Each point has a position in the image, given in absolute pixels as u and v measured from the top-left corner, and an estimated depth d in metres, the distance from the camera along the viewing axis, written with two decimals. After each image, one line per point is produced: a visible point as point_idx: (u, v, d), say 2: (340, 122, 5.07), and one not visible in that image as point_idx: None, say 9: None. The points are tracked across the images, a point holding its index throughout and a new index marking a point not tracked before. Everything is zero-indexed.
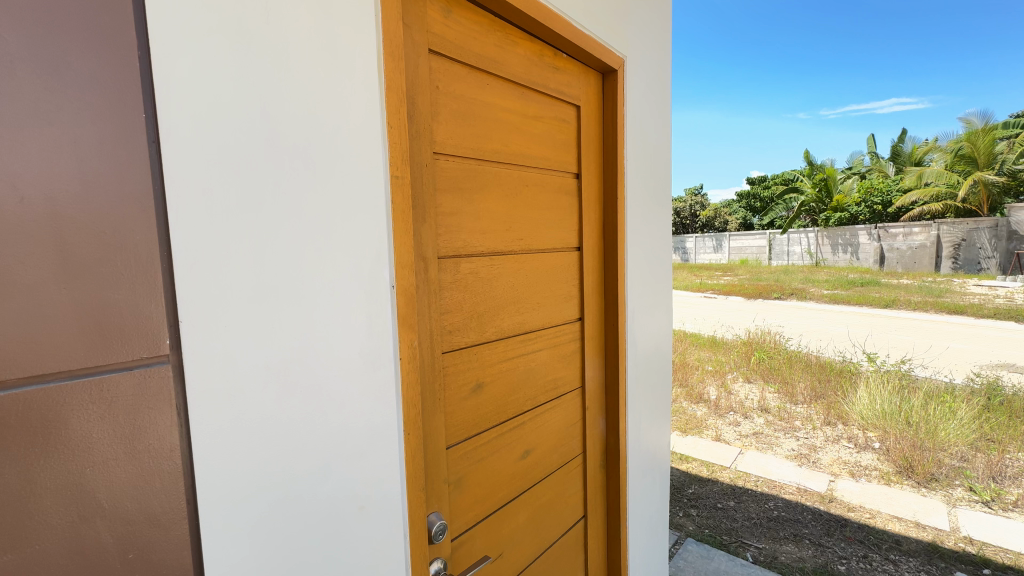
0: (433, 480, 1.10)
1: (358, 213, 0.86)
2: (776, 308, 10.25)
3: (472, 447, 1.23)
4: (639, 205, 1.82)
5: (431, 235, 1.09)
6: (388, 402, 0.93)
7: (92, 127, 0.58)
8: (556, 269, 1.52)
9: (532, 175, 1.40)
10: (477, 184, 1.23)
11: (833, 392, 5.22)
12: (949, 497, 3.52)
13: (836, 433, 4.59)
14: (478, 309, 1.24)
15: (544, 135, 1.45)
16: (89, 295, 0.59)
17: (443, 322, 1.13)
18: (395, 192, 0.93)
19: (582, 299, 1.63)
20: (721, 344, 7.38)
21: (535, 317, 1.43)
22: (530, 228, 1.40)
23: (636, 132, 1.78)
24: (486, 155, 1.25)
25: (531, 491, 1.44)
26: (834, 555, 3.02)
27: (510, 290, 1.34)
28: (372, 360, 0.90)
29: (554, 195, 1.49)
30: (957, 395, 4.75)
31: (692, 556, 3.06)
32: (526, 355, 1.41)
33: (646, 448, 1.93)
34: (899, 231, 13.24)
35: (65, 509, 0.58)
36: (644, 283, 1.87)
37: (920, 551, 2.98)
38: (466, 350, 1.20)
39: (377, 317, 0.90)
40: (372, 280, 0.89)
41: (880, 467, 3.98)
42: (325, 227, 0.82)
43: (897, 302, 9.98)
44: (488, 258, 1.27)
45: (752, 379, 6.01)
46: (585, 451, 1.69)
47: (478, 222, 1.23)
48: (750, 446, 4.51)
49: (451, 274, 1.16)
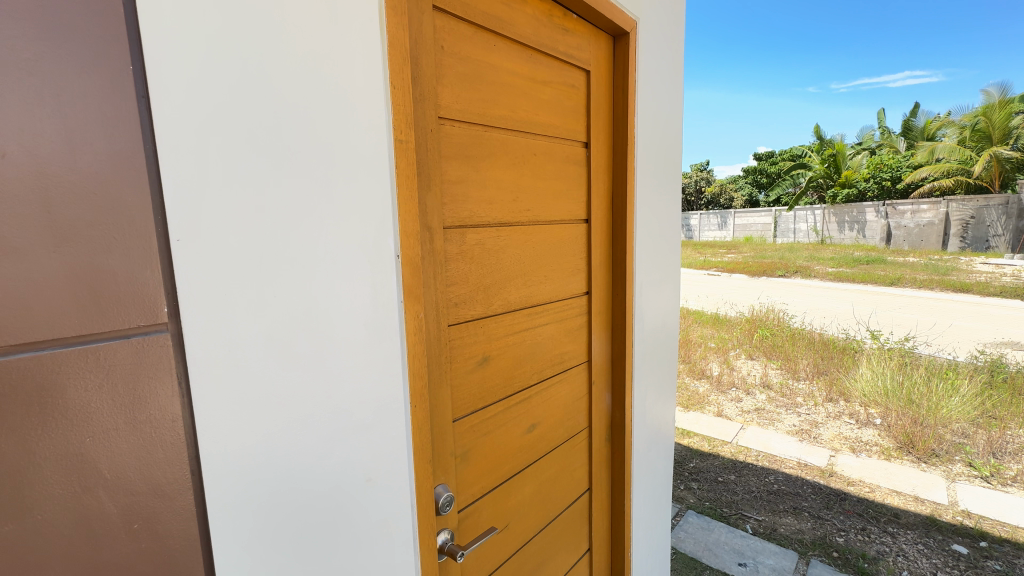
0: (439, 453, 1.09)
1: (364, 179, 0.83)
2: (780, 286, 10.22)
3: (478, 420, 1.22)
4: (650, 177, 1.77)
5: (437, 204, 1.06)
6: (395, 374, 0.91)
7: (76, 80, 0.55)
8: (564, 241, 1.48)
9: (540, 143, 1.35)
10: (483, 152, 1.18)
11: (836, 369, 5.24)
12: (949, 471, 3.56)
13: (837, 409, 4.63)
14: (484, 282, 1.21)
15: (553, 101, 1.39)
16: (80, 260, 0.56)
17: (448, 294, 1.11)
18: (399, 158, 0.89)
19: (590, 273, 1.60)
20: (724, 320, 7.39)
21: (543, 290, 1.41)
22: (537, 198, 1.35)
23: (648, 101, 1.72)
24: (492, 121, 1.20)
25: (537, 465, 1.44)
26: (833, 528, 3.07)
27: (517, 262, 1.31)
28: (377, 331, 0.87)
29: (562, 165, 1.44)
30: (960, 372, 4.76)
31: (692, 527, 3.12)
32: (533, 328, 1.39)
33: (652, 422, 1.93)
34: (908, 209, 13.04)
35: (66, 479, 0.57)
36: (653, 258, 1.83)
37: (918, 524, 3.03)
38: (473, 323, 1.18)
39: (381, 288, 0.87)
40: (376, 249, 0.86)
41: (880, 442, 4.02)
42: (330, 194, 0.78)
43: (902, 279, 9.90)
44: (495, 229, 1.23)
45: (755, 356, 6.04)
46: (591, 426, 1.68)
47: (485, 191, 1.19)
48: (751, 421, 4.56)
49: (457, 245, 1.13)
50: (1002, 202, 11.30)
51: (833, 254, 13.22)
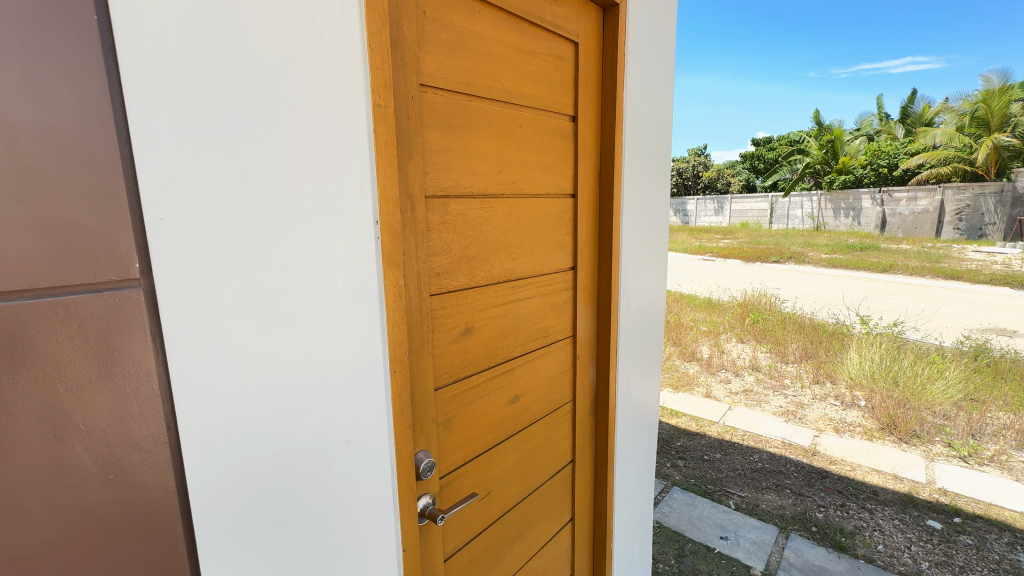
0: (421, 420, 1.11)
1: (344, 142, 0.83)
2: (773, 272, 10.33)
3: (462, 389, 1.24)
4: (638, 155, 1.76)
5: (419, 173, 1.05)
6: (374, 339, 0.92)
7: (38, 27, 0.54)
8: (550, 216, 1.48)
9: (526, 116, 1.35)
10: (467, 122, 1.17)
11: (824, 352, 5.34)
12: (929, 452, 3.67)
13: (824, 391, 4.73)
14: (468, 253, 1.21)
15: (539, 73, 1.38)
16: (48, 211, 0.56)
17: (431, 264, 1.11)
18: (378, 123, 0.89)
19: (576, 248, 1.61)
20: (717, 304, 7.50)
21: (527, 264, 1.41)
22: (522, 171, 1.35)
23: (638, 75, 1.70)
24: (477, 91, 1.19)
25: (522, 435, 1.47)
26: (813, 504, 3.16)
27: (501, 234, 1.31)
28: (356, 296, 0.88)
29: (549, 138, 1.44)
30: (946, 357, 4.86)
31: (676, 503, 3.21)
32: (517, 301, 1.40)
33: (636, 399, 1.97)
34: (904, 196, 13.08)
35: (41, 428, 0.58)
36: (640, 237, 1.84)
37: (895, 501, 3.12)
38: (455, 294, 1.19)
39: (360, 254, 0.88)
40: (354, 215, 0.86)
41: (864, 423, 4.12)
42: (311, 156, 0.79)
43: (894, 266, 10.03)
44: (479, 201, 1.23)
45: (745, 339, 6.14)
46: (575, 399, 1.70)
47: (469, 161, 1.19)
48: (739, 402, 4.65)
49: (440, 215, 1.13)
50: (996, 191, 11.39)
51: (827, 241, 13.29)
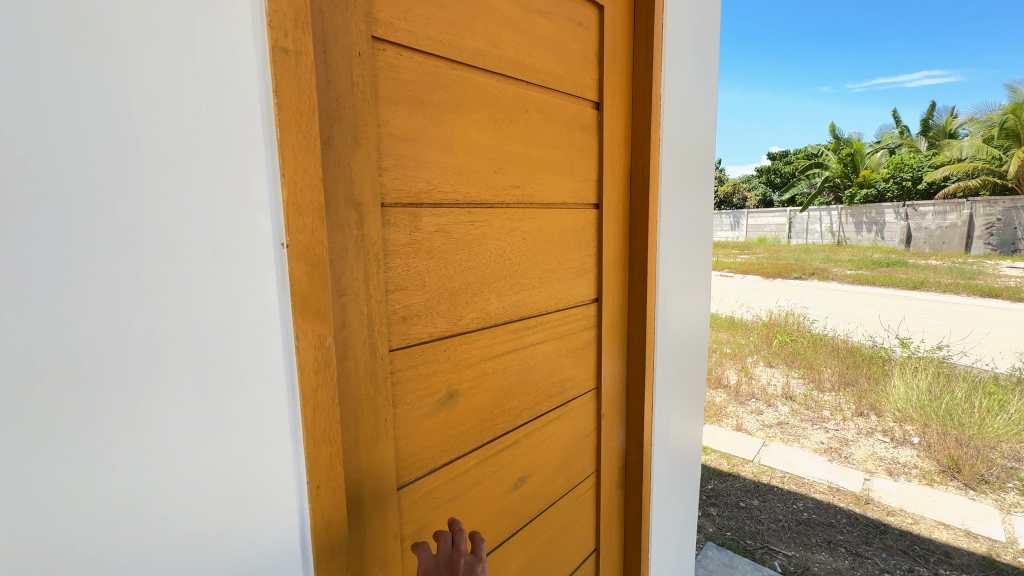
0: (375, 543, 0.73)
1: (218, 109, 0.49)
2: (797, 289, 9.80)
3: (443, 481, 0.86)
4: (677, 155, 1.39)
5: (372, 169, 0.69)
6: (275, 440, 0.56)
7: None
8: (567, 232, 1.12)
9: (535, 97, 0.99)
10: (450, 98, 0.82)
11: (864, 380, 4.84)
12: (1002, 502, 3.15)
13: (869, 425, 4.22)
14: (450, 287, 0.85)
15: (552, 41, 1.02)
16: None
17: (391, 305, 0.75)
18: (285, 81, 0.54)
19: (602, 274, 1.24)
20: (741, 324, 7.02)
21: (537, 298, 1.04)
22: (530, 172, 0.99)
23: (676, 55, 1.35)
24: (465, 57, 0.84)
25: (530, 530, 1.08)
26: (874, 568, 2.68)
27: (500, 258, 0.95)
28: (237, 374, 0.52)
29: (565, 129, 1.08)
30: (1004, 386, 4.34)
31: (712, 565, 2.69)
32: (523, 349, 1.02)
33: (675, 461, 1.56)
34: (930, 210, 12.51)
35: None
36: (680, 260, 1.46)
37: (973, 565, 2.62)
38: (432, 346, 0.82)
39: (246, 303, 0.53)
40: (236, 238, 0.51)
41: (920, 464, 3.61)
42: (147, 129, 0.45)
43: (926, 283, 9.45)
44: (468, 212, 0.87)
45: (774, 363, 5.65)
46: (600, 470, 1.31)
47: (451, 155, 0.83)
48: (774, 437, 4.16)
49: (407, 233, 0.77)
50: None
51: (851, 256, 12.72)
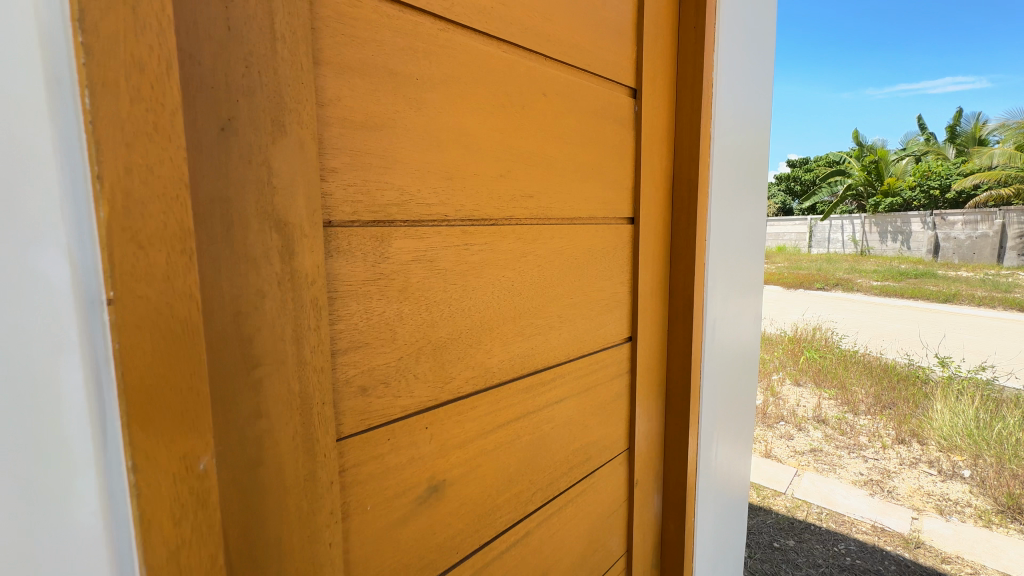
0: None
1: None
2: (819, 301, 9.35)
3: None
4: (729, 158, 1.13)
5: (310, 170, 0.45)
6: None
7: None
8: (595, 255, 0.87)
9: (555, 78, 0.75)
10: (437, 71, 0.57)
11: (902, 403, 4.46)
12: None
13: (913, 455, 3.79)
14: (435, 337, 0.60)
15: (579, 7, 0.78)
16: None
17: (342, 372, 0.50)
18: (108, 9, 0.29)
19: (636, 306, 0.98)
20: (763, 338, 6.64)
21: (555, 343, 0.79)
22: (548, 178, 0.75)
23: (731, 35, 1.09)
24: (460, 15, 0.60)
25: None
26: None
27: (507, 293, 0.70)
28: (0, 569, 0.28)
29: (594, 122, 0.83)
30: None
31: None
32: (538, 412, 0.77)
33: (719, 527, 1.29)
34: (959, 219, 11.97)
35: None
36: (729, 285, 1.20)
37: None
38: (407, 423, 0.57)
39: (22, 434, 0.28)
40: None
41: (975, 503, 3.17)
42: None
43: (958, 296, 8.94)
44: (462, 232, 0.62)
45: (801, 382, 5.26)
46: (631, 551, 1.04)
47: (439, 154, 0.58)
48: (807, 467, 3.77)
49: (369, 265, 0.52)
50: None
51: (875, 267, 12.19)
